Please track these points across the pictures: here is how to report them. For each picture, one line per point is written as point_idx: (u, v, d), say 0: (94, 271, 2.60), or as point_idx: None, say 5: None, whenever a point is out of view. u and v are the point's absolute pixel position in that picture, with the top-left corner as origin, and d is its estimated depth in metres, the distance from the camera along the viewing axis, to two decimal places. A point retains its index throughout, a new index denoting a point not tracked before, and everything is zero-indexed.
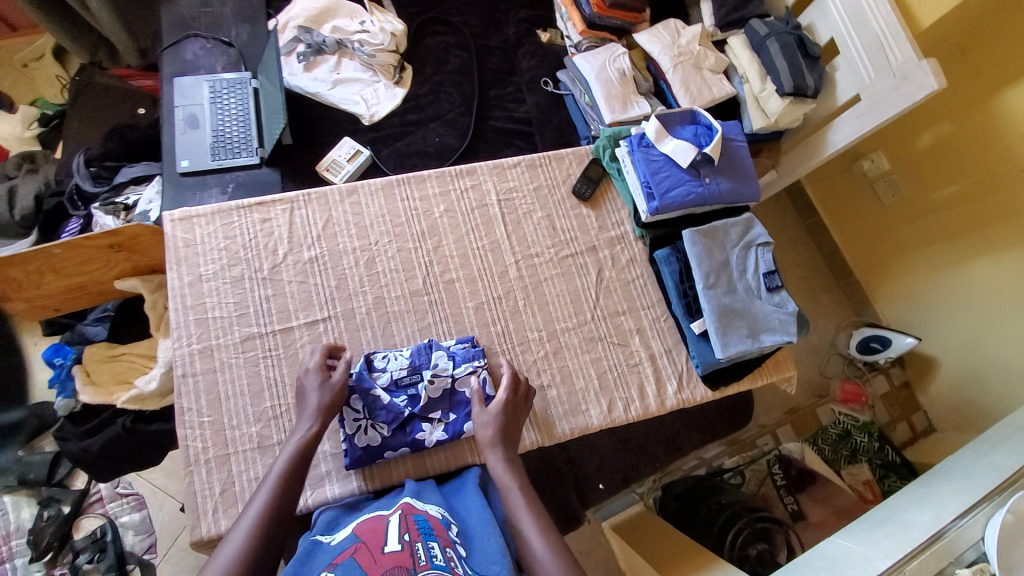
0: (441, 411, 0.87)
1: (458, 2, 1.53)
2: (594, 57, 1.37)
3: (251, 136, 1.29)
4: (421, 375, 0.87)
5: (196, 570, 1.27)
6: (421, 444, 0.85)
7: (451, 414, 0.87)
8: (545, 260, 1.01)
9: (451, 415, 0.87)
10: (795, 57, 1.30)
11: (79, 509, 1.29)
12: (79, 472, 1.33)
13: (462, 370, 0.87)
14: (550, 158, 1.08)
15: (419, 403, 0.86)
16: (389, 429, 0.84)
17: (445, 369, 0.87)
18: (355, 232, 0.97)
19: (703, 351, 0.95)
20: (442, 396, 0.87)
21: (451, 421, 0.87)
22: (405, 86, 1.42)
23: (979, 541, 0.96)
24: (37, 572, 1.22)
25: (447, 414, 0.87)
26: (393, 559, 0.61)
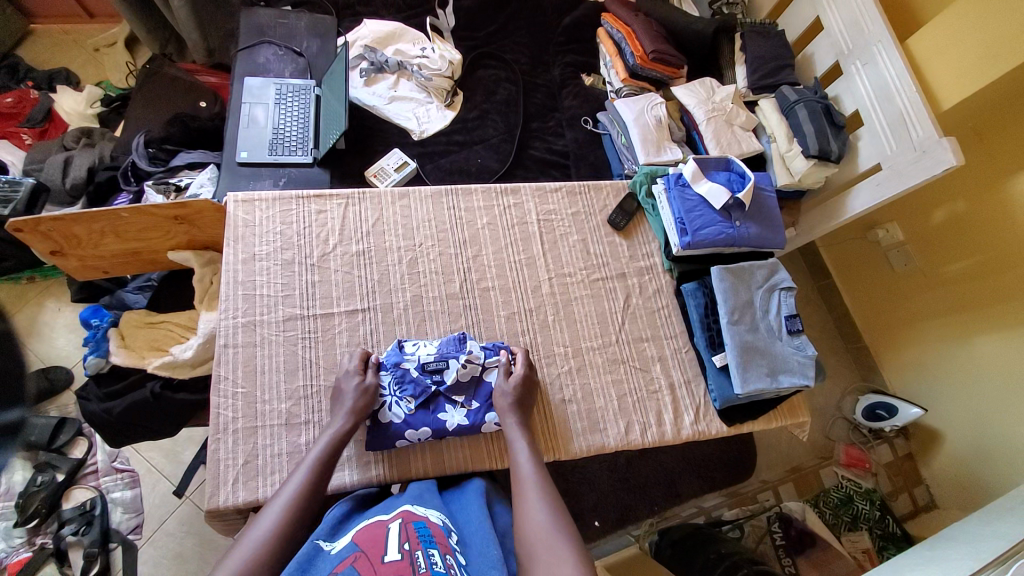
0: (464, 397, 0.91)
1: (511, 40, 1.65)
2: (634, 103, 1.48)
3: (308, 138, 1.38)
4: (449, 362, 0.90)
5: (184, 555, 1.25)
6: (443, 426, 0.88)
7: (474, 401, 0.90)
8: (577, 281, 1.06)
9: (474, 402, 0.90)
10: (822, 124, 1.39)
11: (72, 479, 1.26)
12: (79, 442, 1.32)
13: (492, 360, 0.92)
14: (589, 187, 1.15)
15: (446, 384, 0.90)
16: (414, 405, 0.88)
17: (477, 357, 0.92)
18: (402, 233, 1.03)
19: (723, 386, 0.98)
20: (470, 382, 0.91)
21: (473, 408, 0.90)
22: (454, 110, 1.52)
23: None
24: (19, 537, 1.19)
25: (470, 401, 0.90)
26: (393, 569, 0.58)
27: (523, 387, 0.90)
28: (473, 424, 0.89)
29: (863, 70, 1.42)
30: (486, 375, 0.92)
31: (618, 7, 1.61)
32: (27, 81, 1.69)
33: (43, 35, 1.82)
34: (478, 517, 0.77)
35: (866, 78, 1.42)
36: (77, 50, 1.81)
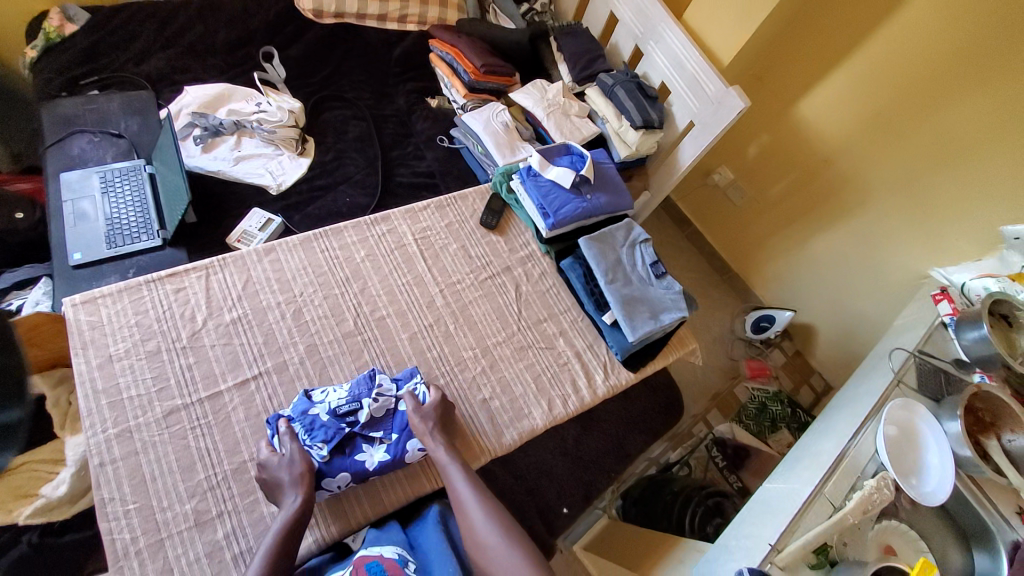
0: (383, 431, 0.90)
1: (349, 80, 1.68)
2: (480, 114, 1.58)
3: (151, 220, 1.29)
4: (361, 403, 0.89)
5: None
6: (363, 468, 0.86)
7: (393, 433, 0.90)
8: (467, 285, 1.11)
9: (393, 435, 0.90)
10: (638, 98, 1.62)
11: None
12: None
13: (405, 389, 0.93)
14: (455, 198, 1.21)
15: (361, 423, 0.89)
16: (328, 450, 0.85)
17: (389, 389, 0.93)
18: (278, 288, 1.00)
19: (618, 338, 1.09)
20: (386, 415, 0.91)
21: (394, 441, 0.89)
22: (309, 156, 1.50)
23: (875, 454, 1.07)
24: None
25: (388, 434, 0.90)
26: None
27: (441, 408, 0.91)
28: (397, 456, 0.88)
29: (657, 48, 1.67)
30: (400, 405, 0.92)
31: (440, 32, 1.71)
32: None
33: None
34: (436, 538, 0.83)
35: (661, 53, 1.66)
36: None
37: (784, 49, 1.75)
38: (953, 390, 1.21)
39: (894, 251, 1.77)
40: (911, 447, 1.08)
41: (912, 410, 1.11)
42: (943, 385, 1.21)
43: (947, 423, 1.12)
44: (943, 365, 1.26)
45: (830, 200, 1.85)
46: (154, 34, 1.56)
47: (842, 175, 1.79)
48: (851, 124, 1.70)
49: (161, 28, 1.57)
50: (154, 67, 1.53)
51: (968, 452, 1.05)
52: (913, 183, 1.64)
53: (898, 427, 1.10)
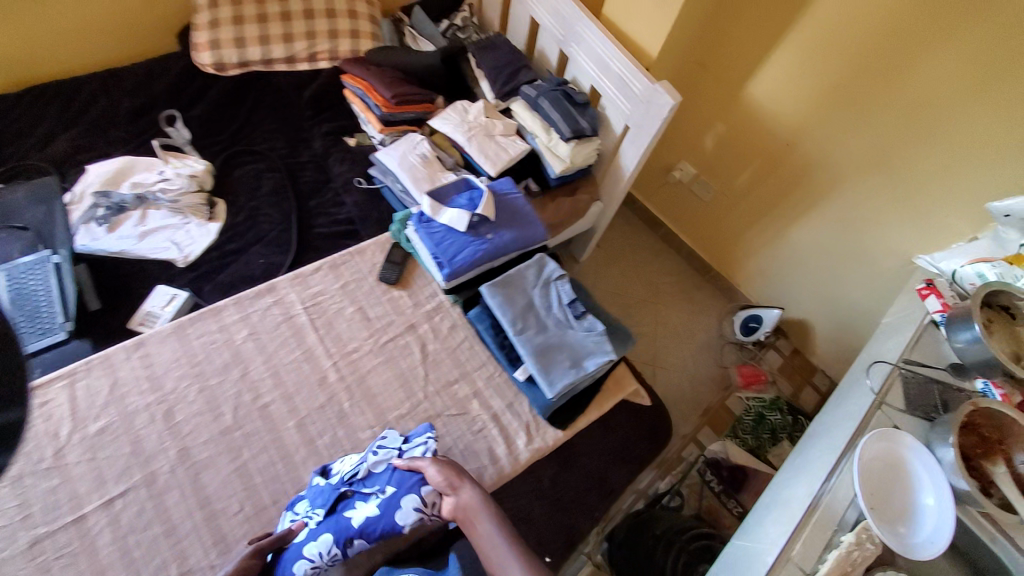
0: (380, 485, 0.82)
1: (260, 132, 1.61)
2: (396, 149, 1.48)
3: (55, 313, 1.19)
4: (365, 459, 0.85)
5: None
6: (347, 524, 0.76)
7: (390, 487, 0.81)
8: (365, 352, 0.99)
9: (389, 488, 0.81)
10: (564, 108, 1.50)
11: None
12: None
13: (412, 441, 0.88)
14: (351, 254, 1.10)
15: (359, 478, 0.83)
16: (322, 515, 0.79)
17: (394, 444, 0.88)
18: (146, 386, 0.91)
19: (537, 396, 0.96)
20: (384, 468, 0.84)
21: (388, 495, 0.80)
22: (219, 220, 1.42)
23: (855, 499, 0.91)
24: None
25: (384, 487, 0.81)
26: None
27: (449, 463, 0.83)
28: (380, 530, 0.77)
29: (580, 49, 1.53)
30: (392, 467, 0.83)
31: (349, 66, 1.64)
32: None
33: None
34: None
35: (585, 56, 1.53)
36: None
37: (722, 28, 1.58)
38: (948, 401, 1.04)
39: (880, 232, 1.57)
40: (899, 483, 0.92)
41: (896, 440, 0.94)
42: (940, 405, 1.03)
43: (941, 449, 0.93)
44: (935, 374, 1.09)
45: (801, 185, 1.67)
46: (57, 115, 1.51)
47: (807, 158, 1.61)
48: (807, 102, 1.53)
49: (63, 108, 1.52)
50: (56, 148, 1.47)
51: (966, 485, 0.87)
52: (884, 159, 1.46)
53: (879, 462, 0.93)
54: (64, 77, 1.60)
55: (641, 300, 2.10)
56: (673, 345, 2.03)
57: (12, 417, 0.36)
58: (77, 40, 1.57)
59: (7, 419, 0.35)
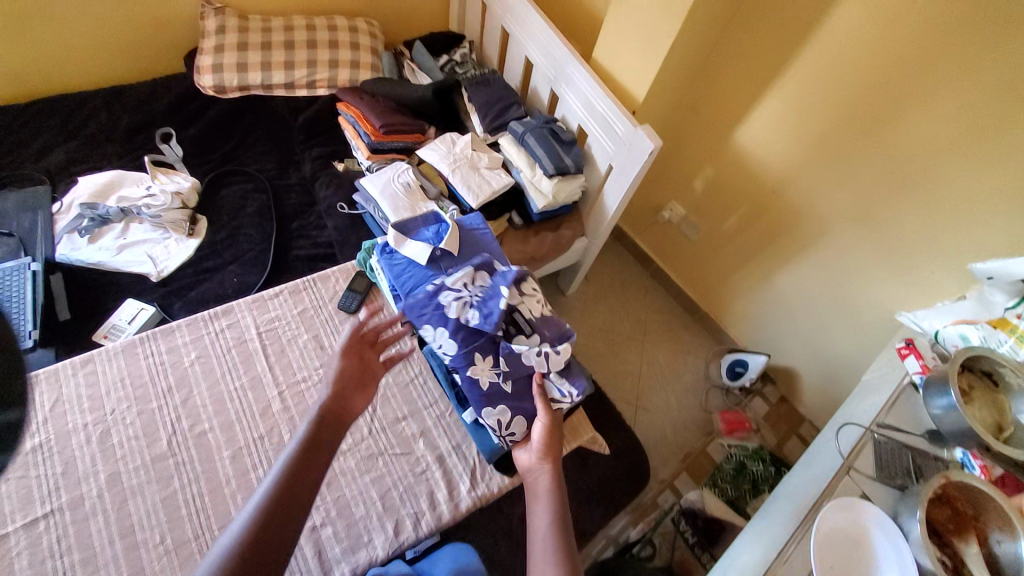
0: (512, 371, 0.98)
1: (253, 153, 1.65)
2: (380, 176, 1.50)
3: (26, 321, 1.19)
4: (529, 350, 0.99)
5: None
6: (472, 360, 0.97)
7: (511, 377, 0.98)
8: (314, 383, 1.00)
9: (511, 377, 0.98)
10: (549, 145, 1.51)
11: None
12: None
13: (562, 386, 0.98)
14: (314, 281, 1.12)
15: (511, 350, 0.99)
16: (473, 323, 0.99)
17: (549, 373, 0.99)
18: (89, 405, 0.92)
19: (483, 438, 0.98)
20: (524, 370, 0.99)
21: (508, 373, 0.98)
22: (199, 236, 1.44)
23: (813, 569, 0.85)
24: None
25: (513, 377, 0.98)
26: None
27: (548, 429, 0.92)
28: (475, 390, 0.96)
29: (569, 89, 1.55)
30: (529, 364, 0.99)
31: (344, 95, 1.68)
32: None
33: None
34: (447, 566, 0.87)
35: (573, 96, 1.55)
36: None
37: (712, 76, 1.60)
38: (921, 468, 0.99)
39: (864, 286, 1.54)
40: (862, 559, 0.84)
41: (859, 509, 0.88)
42: (912, 469, 0.98)
43: (907, 522, 0.87)
44: (910, 440, 1.05)
45: (787, 232, 1.65)
46: (58, 129, 1.56)
47: (794, 206, 1.59)
48: (794, 152, 1.52)
49: (69, 121, 1.58)
50: (54, 159, 1.51)
51: (930, 563, 0.80)
52: (870, 212, 1.43)
53: (841, 533, 0.86)
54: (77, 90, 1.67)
55: (627, 336, 2.05)
56: (658, 387, 1.96)
57: (12, 417, 0.39)
58: (88, 57, 1.64)
59: (5, 419, 0.39)
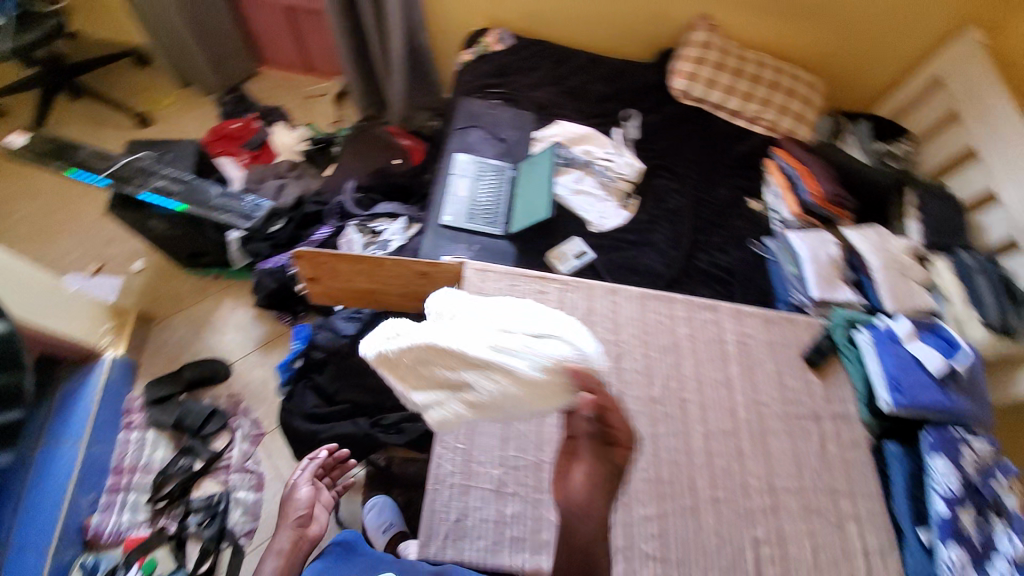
0: (973, 505, 0.93)
1: (684, 160, 1.76)
2: (808, 237, 1.52)
3: (501, 214, 1.54)
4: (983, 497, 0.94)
5: None
6: (952, 477, 0.93)
7: (980, 520, 0.93)
8: (773, 412, 1.04)
9: (980, 519, 0.93)
10: (1002, 297, 1.40)
11: (221, 535, 1.46)
12: (201, 482, 1.53)
13: (1004, 560, 0.90)
14: (784, 319, 1.16)
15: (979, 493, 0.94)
16: (957, 452, 0.95)
17: (1004, 545, 0.92)
18: (610, 326, 1.09)
19: (923, 566, 0.92)
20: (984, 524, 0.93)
21: (981, 522, 0.93)
22: (630, 211, 1.62)
23: None
24: (144, 511, 1.47)
25: (979, 517, 0.93)
26: None
27: (976, 554, 0.90)
28: (951, 526, 0.90)
29: None
30: (1016, 555, 0.90)
31: (792, 147, 1.75)
32: (248, 111, 2.15)
33: (263, 74, 2.31)
34: None
35: None
36: (293, 92, 2.29)
37: None
38: None
39: None
40: None
41: None
42: None
43: None
44: None
45: None
46: (552, 71, 1.87)
47: None
48: None
49: (560, 69, 1.88)
50: (544, 97, 1.82)
51: None
52: None
53: None
54: (560, 39, 1.99)
55: None
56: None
57: None
58: (579, 16, 1.91)
59: None
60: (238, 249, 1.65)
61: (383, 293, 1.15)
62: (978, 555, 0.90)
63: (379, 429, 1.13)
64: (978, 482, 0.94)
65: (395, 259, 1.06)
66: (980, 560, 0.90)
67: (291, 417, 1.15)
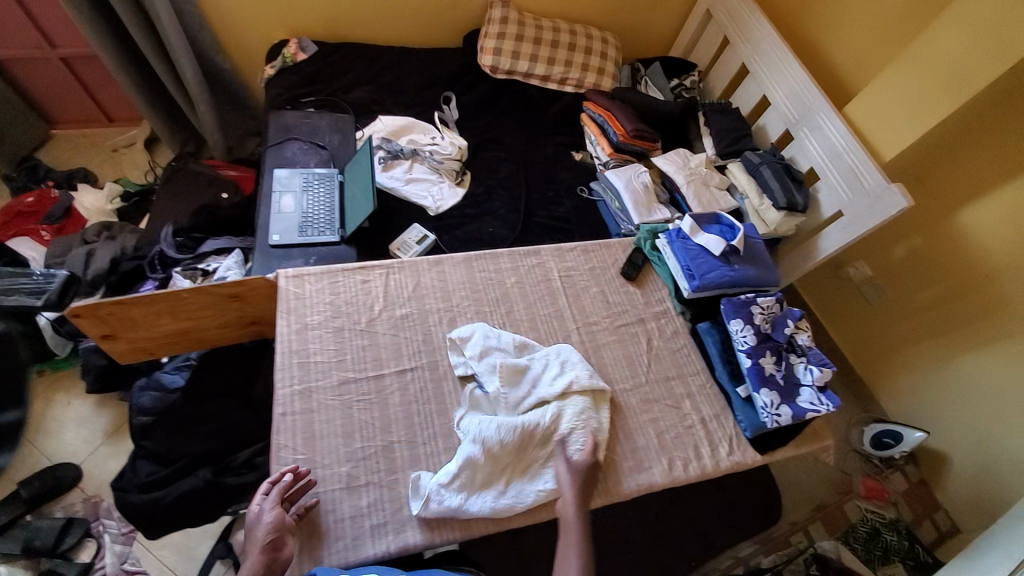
0: (772, 355, 1.07)
1: (508, 130, 1.86)
2: (623, 173, 1.66)
3: (335, 219, 1.51)
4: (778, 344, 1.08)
5: None
6: (748, 338, 1.06)
7: (781, 366, 1.06)
8: (603, 328, 1.16)
9: (781, 365, 1.06)
10: (785, 179, 1.60)
11: None
12: None
13: (807, 391, 1.04)
14: (601, 246, 1.28)
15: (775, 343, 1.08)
16: (750, 316, 1.08)
17: (804, 378, 1.06)
18: (440, 295, 1.12)
19: (751, 417, 1.05)
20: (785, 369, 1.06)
21: (782, 367, 1.06)
22: (465, 187, 1.67)
23: None
24: None
25: (779, 364, 1.06)
26: None
27: (783, 393, 1.04)
28: (756, 377, 1.04)
29: (812, 136, 1.63)
30: (814, 383, 1.04)
31: (597, 96, 1.89)
32: (46, 180, 1.90)
33: (60, 137, 2.08)
34: None
35: (815, 143, 1.63)
36: (95, 149, 2.08)
37: (963, 144, 1.54)
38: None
39: None
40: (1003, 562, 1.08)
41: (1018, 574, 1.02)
42: None
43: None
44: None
45: (1010, 313, 1.53)
46: (362, 71, 1.86)
47: (1007, 292, 1.52)
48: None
49: (370, 68, 1.87)
50: (359, 98, 1.81)
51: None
52: None
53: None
54: (366, 39, 1.96)
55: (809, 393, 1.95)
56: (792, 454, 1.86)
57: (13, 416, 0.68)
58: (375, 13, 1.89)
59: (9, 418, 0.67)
60: (52, 333, 1.50)
61: (199, 328, 1.10)
62: (785, 394, 1.03)
63: (227, 474, 1.07)
64: (772, 336, 1.09)
65: (193, 290, 1.02)
66: (789, 398, 1.03)
67: (124, 492, 1.05)
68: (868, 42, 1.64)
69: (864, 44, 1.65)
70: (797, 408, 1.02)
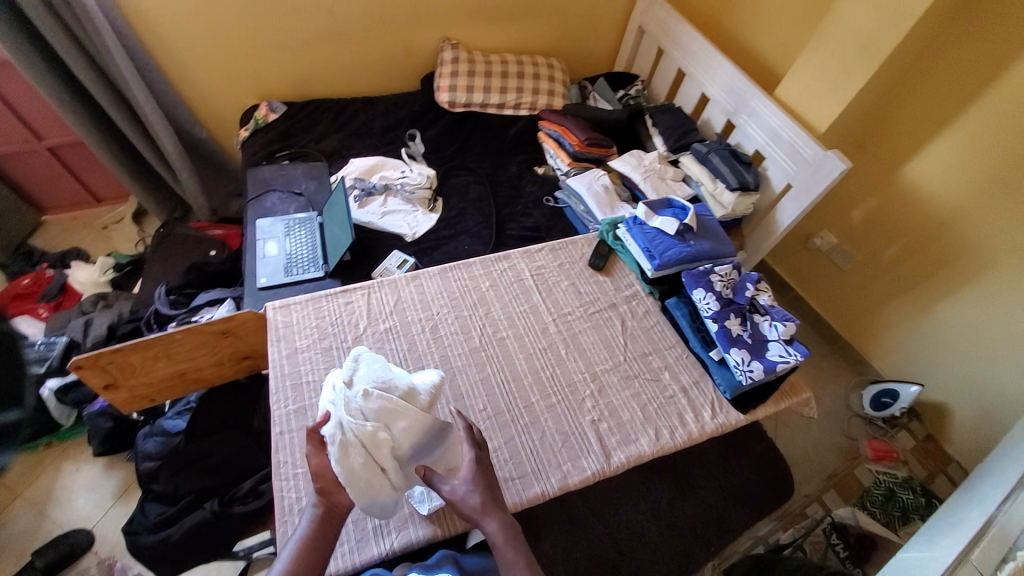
0: (737, 317, 1.14)
1: (472, 156, 1.98)
2: (583, 178, 1.77)
3: (317, 257, 1.59)
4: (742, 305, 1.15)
5: None
6: (711, 303, 1.14)
7: (747, 325, 1.13)
8: (577, 316, 1.23)
9: (747, 325, 1.14)
10: (733, 163, 1.70)
11: None
12: None
13: (776, 343, 1.11)
14: (566, 243, 1.38)
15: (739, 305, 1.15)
16: (710, 284, 1.16)
17: (770, 333, 1.13)
18: (421, 305, 1.20)
19: (727, 378, 1.11)
20: (752, 327, 1.14)
21: (748, 327, 1.13)
22: (437, 213, 1.78)
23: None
24: None
25: (744, 324, 1.13)
26: None
27: (754, 350, 1.10)
28: (724, 340, 1.10)
29: (751, 120, 1.75)
30: (781, 336, 1.11)
31: (549, 114, 2.02)
32: (39, 263, 1.99)
33: (49, 222, 2.18)
34: None
35: (755, 126, 1.74)
36: (85, 229, 2.18)
37: (890, 107, 1.66)
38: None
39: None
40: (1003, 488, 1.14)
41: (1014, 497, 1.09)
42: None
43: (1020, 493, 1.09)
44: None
45: (969, 258, 1.60)
46: (330, 122, 1.99)
47: (963, 236, 1.60)
48: (968, 181, 1.55)
49: (337, 117, 2.00)
50: (330, 146, 1.94)
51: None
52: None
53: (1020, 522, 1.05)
54: (329, 92, 2.09)
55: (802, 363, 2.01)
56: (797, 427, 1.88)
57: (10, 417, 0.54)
58: (335, 69, 2.02)
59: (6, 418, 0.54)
60: (58, 403, 1.55)
61: (193, 367, 1.20)
62: (755, 350, 1.10)
63: (233, 504, 1.19)
64: (734, 299, 1.16)
65: (185, 330, 1.12)
66: (760, 353, 1.10)
67: (138, 536, 1.16)
68: (788, 31, 1.79)
69: (785, 34, 1.80)
70: (767, 360, 1.09)
